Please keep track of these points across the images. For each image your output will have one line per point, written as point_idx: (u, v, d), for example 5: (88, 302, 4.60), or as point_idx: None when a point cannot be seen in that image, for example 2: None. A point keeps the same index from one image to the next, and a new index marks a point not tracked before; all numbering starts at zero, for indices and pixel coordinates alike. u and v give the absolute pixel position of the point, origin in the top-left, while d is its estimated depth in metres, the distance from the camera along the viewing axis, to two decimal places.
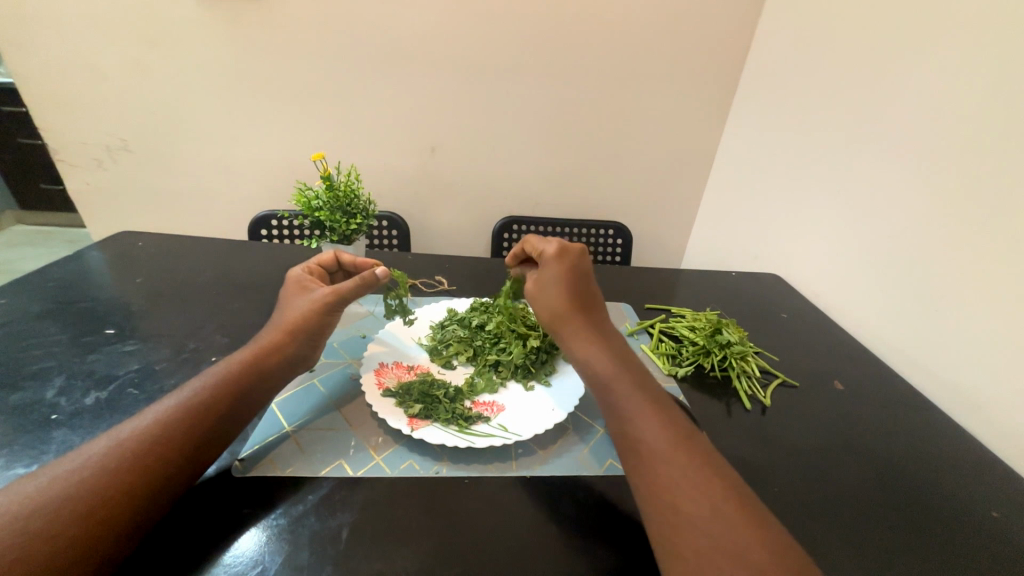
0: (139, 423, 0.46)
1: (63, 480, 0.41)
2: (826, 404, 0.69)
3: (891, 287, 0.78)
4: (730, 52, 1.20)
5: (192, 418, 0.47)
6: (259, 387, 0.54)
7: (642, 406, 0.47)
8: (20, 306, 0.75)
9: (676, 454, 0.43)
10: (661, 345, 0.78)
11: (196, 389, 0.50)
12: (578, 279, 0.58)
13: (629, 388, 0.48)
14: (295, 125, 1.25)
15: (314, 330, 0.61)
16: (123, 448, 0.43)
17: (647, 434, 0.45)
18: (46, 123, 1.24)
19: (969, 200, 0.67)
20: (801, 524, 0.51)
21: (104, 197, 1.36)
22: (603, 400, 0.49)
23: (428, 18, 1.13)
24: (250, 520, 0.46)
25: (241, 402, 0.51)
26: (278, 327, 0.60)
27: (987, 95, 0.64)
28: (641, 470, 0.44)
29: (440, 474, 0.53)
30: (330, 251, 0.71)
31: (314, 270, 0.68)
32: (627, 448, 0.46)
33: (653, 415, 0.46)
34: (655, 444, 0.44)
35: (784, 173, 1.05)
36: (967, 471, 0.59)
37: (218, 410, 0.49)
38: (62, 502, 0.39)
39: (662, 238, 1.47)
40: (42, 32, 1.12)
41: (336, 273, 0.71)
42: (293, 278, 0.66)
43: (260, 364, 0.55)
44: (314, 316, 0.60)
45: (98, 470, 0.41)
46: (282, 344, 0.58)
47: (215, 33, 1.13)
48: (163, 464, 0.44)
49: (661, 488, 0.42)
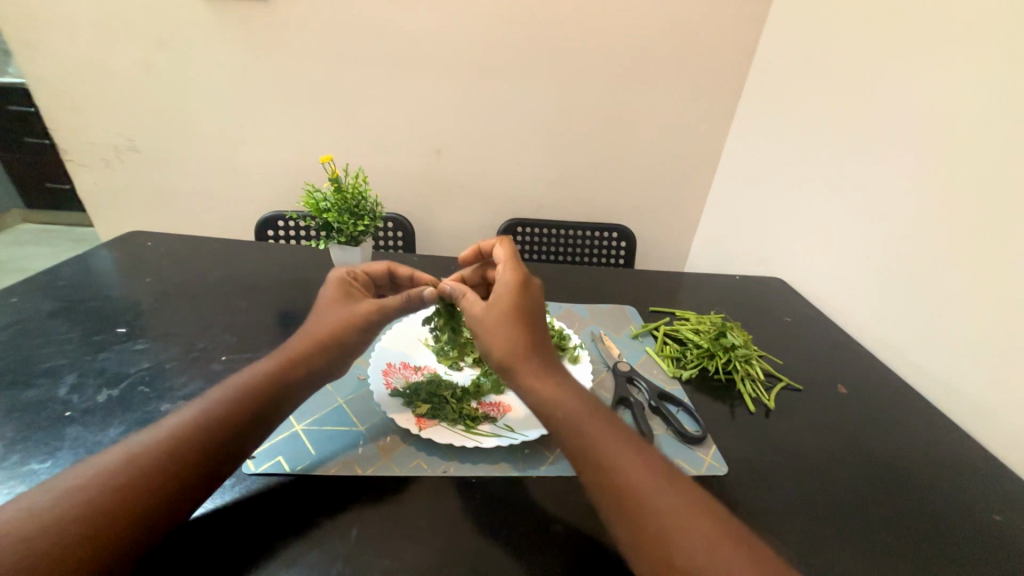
0: (153, 434, 0.46)
1: (73, 494, 0.41)
2: (831, 408, 0.70)
3: (893, 291, 0.79)
4: (734, 56, 1.20)
5: (200, 435, 0.47)
6: (280, 402, 0.53)
7: (615, 443, 0.46)
8: (31, 304, 0.75)
9: (661, 489, 0.43)
10: (665, 348, 0.79)
11: (209, 404, 0.49)
12: (532, 306, 0.56)
13: (600, 428, 0.47)
14: (301, 126, 1.26)
15: (345, 345, 0.60)
16: (132, 462, 0.43)
17: (625, 473, 0.44)
18: (55, 123, 1.25)
19: (968, 205, 0.67)
20: (806, 526, 0.52)
21: (110, 197, 1.37)
22: (569, 444, 0.47)
23: (433, 21, 1.14)
24: (261, 539, 0.45)
25: (256, 419, 0.50)
26: (311, 335, 0.59)
27: (986, 101, 0.65)
28: (622, 512, 0.42)
29: (448, 473, 0.53)
30: (384, 263, 0.70)
31: (360, 278, 0.68)
32: (602, 491, 0.44)
33: (629, 452, 0.45)
34: (635, 482, 0.43)
35: (788, 177, 1.06)
36: (969, 473, 0.60)
37: (230, 427, 0.48)
38: (67, 519, 0.39)
39: (666, 240, 1.48)
40: (52, 33, 1.14)
41: (381, 282, 0.71)
42: (338, 279, 0.66)
43: (284, 374, 0.55)
44: (346, 332, 0.60)
45: (106, 484, 0.41)
46: (310, 355, 0.58)
47: (223, 35, 1.14)
48: (168, 481, 0.43)
49: (647, 528, 0.41)
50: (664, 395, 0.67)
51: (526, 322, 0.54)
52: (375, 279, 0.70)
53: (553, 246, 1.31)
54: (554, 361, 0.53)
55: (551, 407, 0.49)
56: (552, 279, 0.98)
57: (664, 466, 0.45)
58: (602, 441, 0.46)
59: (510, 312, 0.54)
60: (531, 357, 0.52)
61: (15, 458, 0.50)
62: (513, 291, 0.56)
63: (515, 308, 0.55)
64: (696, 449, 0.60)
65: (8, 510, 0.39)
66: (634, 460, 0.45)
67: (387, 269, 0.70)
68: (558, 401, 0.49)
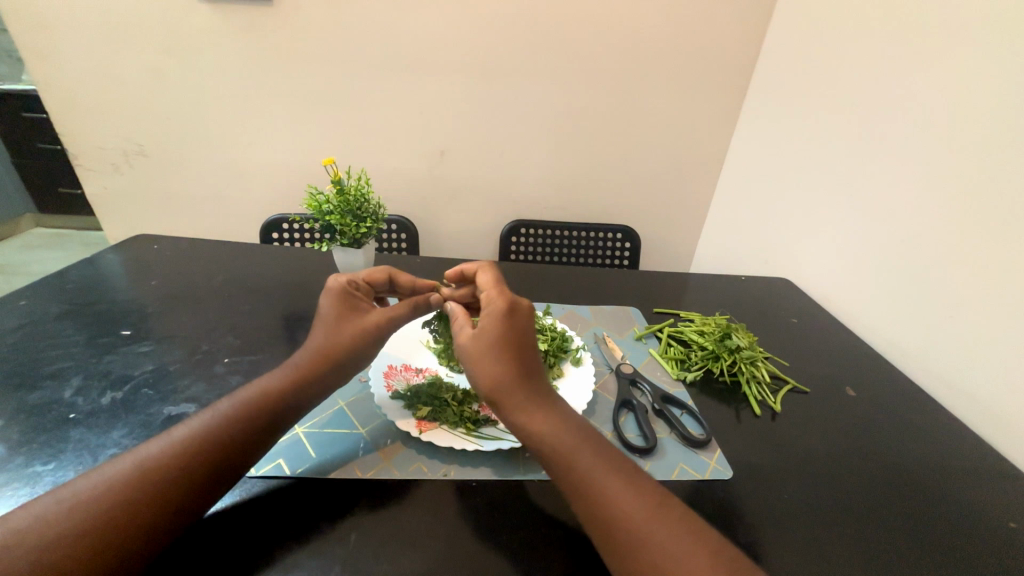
0: (162, 444, 0.45)
1: (82, 503, 0.40)
2: (839, 411, 0.69)
3: (902, 292, 0.77)
4: (739, 53, 1.19)
5: (210, 447, 0.46)
6: (291, 415, 0.52)
7: (606, 473, 0.45)
8: (39, 307, 0.76)
9: (651, 518, 0.42)
10: (670, 350, 0.78)
11: (219, 417, 0.48)
12: (521, 334, 0.55)
13: (589, 459, 0.47)
14: (305, 129, 1.27)
15: (356, 359, 0.59)
16: (140, 473, 0.43)
17: (618, 507, 0.43)
18: (64, 128, 1.27)
19: (979, 203, 0.66)
20: (813, 532, 0.51)
21: (118, 201, 1.39)
22: (561, 477, 0.47)
23: (435, 23, 1.14)
24: (265, 545, 0.45)
25: (267, 433, 0.50)
26: (320, 350, 0.58)
27: (998, 96, 0.63)
28: (617, 548, 0.42)
29: (448, 477, 0.53)
30: (384, 269, 0.68)
31: (363, 287, 0.66)
32: (596, 526, 0.43)
33: (619, 481, 0.45)
34: (629, 515, 0.42)
35: (794, 176, 1.04)
36: (980, 477, 0.59)
37: (241, 438, 0.48)
38: (75, 531, 0.39)
39: (671, 241, 1.47)
40: (61, 40, 1.15)
41: (381, 288, 0.68)
42: (340, 288, 0.63)
43: (293, 391, 0.53)
44: (359, 346, 0.59)
45: (114, 495, 0.41)
46: (321, 371, 0.56)
47: (227, 39, 1.15)
48: (177, 491, 0.42)
49: (643, 564, 0.40)
50: (667, 398, 0.67)
51: (515, 353, 0.53)
52: (376, 286, 0.67)
53: (557, 247, 1.30)
54: (545, 389, 0.53)
55: (542, 441, 0.48)
56: (556, 280, 0.98)
57: (662, 498, 0.44)
58: (594, 474, 0.45)
59: (501, 340, 0.53)
60: (519, 389, 0.51)
61: (19, 461, 0.50)
62: (502, 320, 0.55)
63: (502, 337, 0.54)
64: (700, 452, 0.59)
65: (19, 517, 0.39)
66: (628, 492, 0.44)
67: (387, 276, 0.68)
68: (547, 433, 0.49)
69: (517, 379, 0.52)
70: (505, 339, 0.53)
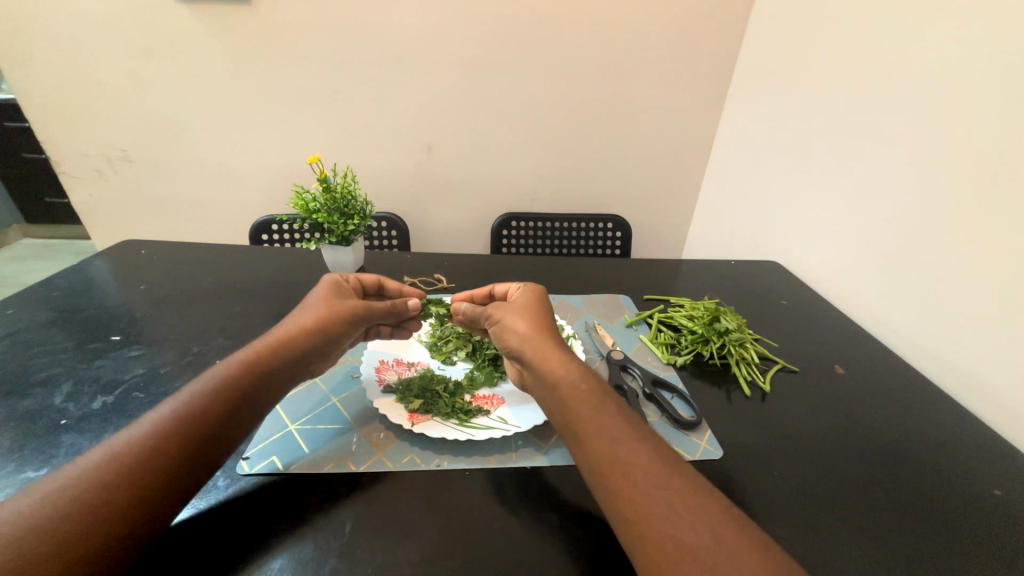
0: (134, 431, 0.44)
1: (57, 495, 0.39)
2: (826, 387, 0.70)
3: (888, 268, 0.78)
4: (724, 38, 1.19)
5: (185, 429, 0.45)
6: (263, 391, 0.52)
7: (619, 429, 0.46)
8: (27, 315, 0.76)
9: (662, 473, 0.42)
10: (660, 335, 0.78)
11: (191, 396, 0.48)
12: (542, 309, 0.61)
13: (607, 413, 0.47)
14: (291, 129, 1.26)
15: (327, 338, 0.60)
16: (115, 460, 0.42)
17: (630, 459, 0.43)
18: (45, 136, 1.26)
19: (967, 176, 0.66)
20: (805, 509, 0.51)
21: (104, 208, 1.38)
22: (579, 424, 0.47)
23: (418, 18, 1.13)
24: (257, 532, 0.46)
25: (238, 404, 0.49)
26: (296, 326, 0.58)
27: (987, 69, 0.63)
28: (626, 498, 0.41)
29: (441, 467, 0.53)
30: (374, 275, 0.72)
31: (352, 282, 0.69)
32: (608, 479, 0.43)
33: (632, 438, 0.45)
34: (644, 468, 0.42)
35: (781, 159, 1.05)
36: (967, 450, 0.60)
37: (215, 414, 0.47)
38: (57, 518, 0.38)
39: (661, 228, 1.48)
40: (41, 47, 1.14)
41: (370, 293, 0.72)
42: (329, 281, 0.67)
43: (262, 363, 0.53)
44: (328, 324, 0.60)
45: (96, 480, 0.40)
46: (293, 343, 0.56)
47: (208, 41, 1.14)
48: (160, 470, 0.42)
49: (649, 513, 0.40)
50: (658, 381, 0.67)
51: (542, 321, 0.59)
52: (366, 288, 0.70)
53: (548, 238, 1.30)
54: (560, 346, 0.55)
55: (563, 386, 0.50)
56: (547, 271, 0.98)
57: (674, 463, 0.43)
58: (607, 427, 0.46)
59: (530, 309, 0.61)
60: (547, 338, 0.56)
61: (11, 467, 0.51)
62: (530, 298, 0.63)
63: (532, 303, 0.62)
64: (691, 434, 0.60)
65: None
66: (639, 447, 0.44)
67: (377, 282, 0.71)
68: (568, 377, 0.51)
69: (540, 335, 0.56)
70: (531, 308, 0.61)
